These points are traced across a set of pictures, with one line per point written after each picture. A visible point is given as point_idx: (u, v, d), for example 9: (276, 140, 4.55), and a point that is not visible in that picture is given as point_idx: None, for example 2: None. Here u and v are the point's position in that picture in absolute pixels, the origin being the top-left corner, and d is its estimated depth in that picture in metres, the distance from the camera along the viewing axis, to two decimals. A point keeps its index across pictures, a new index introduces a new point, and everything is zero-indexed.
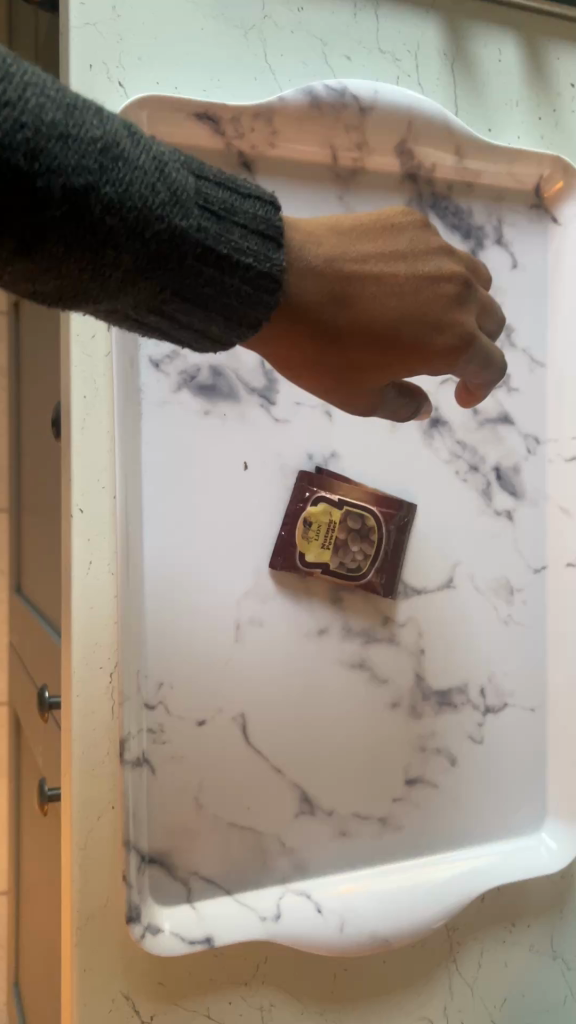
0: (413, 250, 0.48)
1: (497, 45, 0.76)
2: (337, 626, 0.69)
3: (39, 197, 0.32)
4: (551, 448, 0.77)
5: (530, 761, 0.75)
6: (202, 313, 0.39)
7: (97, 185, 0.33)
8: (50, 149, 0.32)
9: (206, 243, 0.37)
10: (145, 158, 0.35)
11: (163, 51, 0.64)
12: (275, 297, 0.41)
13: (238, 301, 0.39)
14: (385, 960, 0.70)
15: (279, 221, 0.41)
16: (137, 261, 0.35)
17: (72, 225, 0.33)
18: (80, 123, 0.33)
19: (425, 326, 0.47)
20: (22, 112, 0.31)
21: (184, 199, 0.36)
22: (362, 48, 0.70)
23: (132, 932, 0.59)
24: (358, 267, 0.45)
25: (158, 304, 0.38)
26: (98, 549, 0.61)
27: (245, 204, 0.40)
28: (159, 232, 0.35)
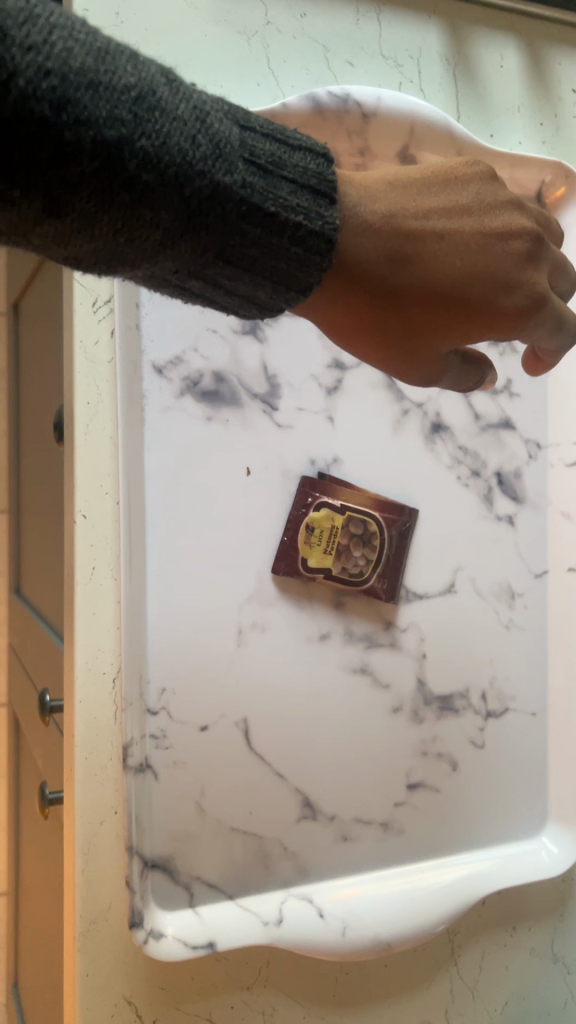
0: (480, 207, 0.47)
1: (499, 50, 0.76)
2: (339, 631, 0.69)
3: (68, 151, 0.30)
4: (552, 453, 0.78)
5: (531, 765, 0.76)
6: (246, 273, 0.38)
7: (131, 138, 0.31)
8: (78, 99, 0.30)
9: (251, 201, 0.35)
10: (184, 108, 0.33)
11: (166, 56, 0.64)
12: (324, 258, 0.39)
13: (284, 261, 0.38)
14: (386, 963, 0.70)
15: (329, 177, 0.40)
16: (177, 218, 0.33)
17: (105, 181, 0.31)
18: (111, 70, 0.31)
19: (494, 285, 0.45)
20: (47, 59, 0.29)
21: (228, 152, 0.34)
22: (365, 54, 0.71)
23: (135, 938, 0.59)
24: (419, 225, 0.44)
25: (200, 262, 0.36)
26: (101, 555, 0.61)
27: (295, 157, 0.38)
28: (200, 188, 0.33)
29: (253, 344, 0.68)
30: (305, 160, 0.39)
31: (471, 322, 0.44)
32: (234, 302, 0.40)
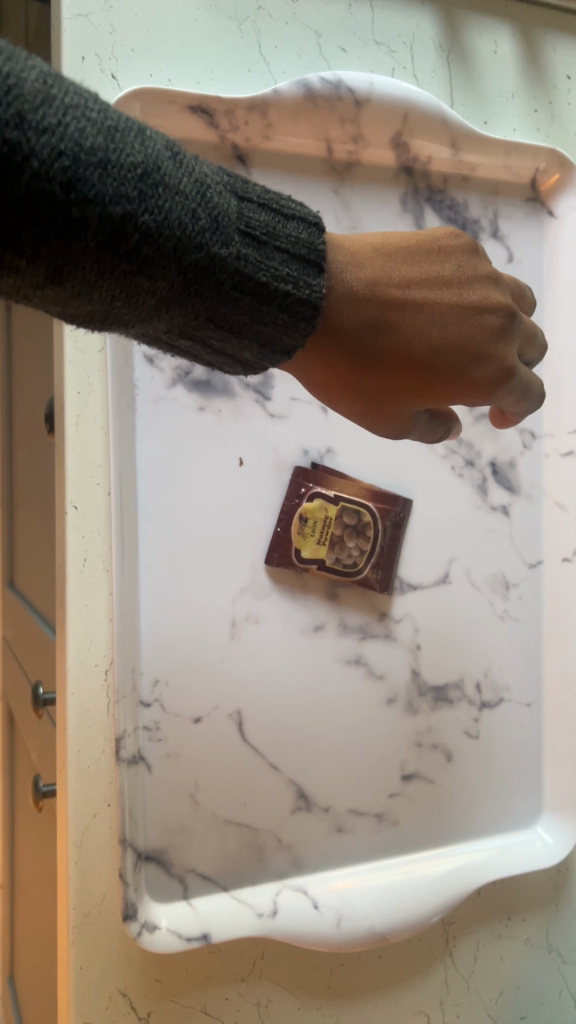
0: (460, 278, 0.47)
1: (493, 37, 0.75)
2: (333, 622, 0.68)
3: (74, 225, 0.30)
4: (547, 443, 0.77)
5: (526, 757, 0.75)
6: (235, 338, 0.38)
7: (135, 213, 0.31)
8: (87, 178, 0.30)
9: (244, 273, 0.36)
10: (186, 181, 0.34)
11: (157, 42, 0.63)
12: (311, 325, 0.39)
13: (271, 327, 0.38)
14: (381, 955, 0.70)
15: (321, 246, 0.40)
16: (172, 288, 0.34)
17: (106, 253, 0.31)
18: (120, 148, 0.31)
19: (467, 356, 0.45)
20: (60, 140, 0.29)
21: (225, 226, 0.35)
22: (357, 40, 0.70)
23: (128, 929, 0.59)
24: (400, 295, 0.44)
25: (192, 326, 0.37)
26: (93, 546, 0.61)
27: (288, 227, 0.39)
28: (197, 260, 0.34)
29: None
30: (298, 230, 0.39)
31: (443, 391, 0.45)
32: (219, 361, 0.40)
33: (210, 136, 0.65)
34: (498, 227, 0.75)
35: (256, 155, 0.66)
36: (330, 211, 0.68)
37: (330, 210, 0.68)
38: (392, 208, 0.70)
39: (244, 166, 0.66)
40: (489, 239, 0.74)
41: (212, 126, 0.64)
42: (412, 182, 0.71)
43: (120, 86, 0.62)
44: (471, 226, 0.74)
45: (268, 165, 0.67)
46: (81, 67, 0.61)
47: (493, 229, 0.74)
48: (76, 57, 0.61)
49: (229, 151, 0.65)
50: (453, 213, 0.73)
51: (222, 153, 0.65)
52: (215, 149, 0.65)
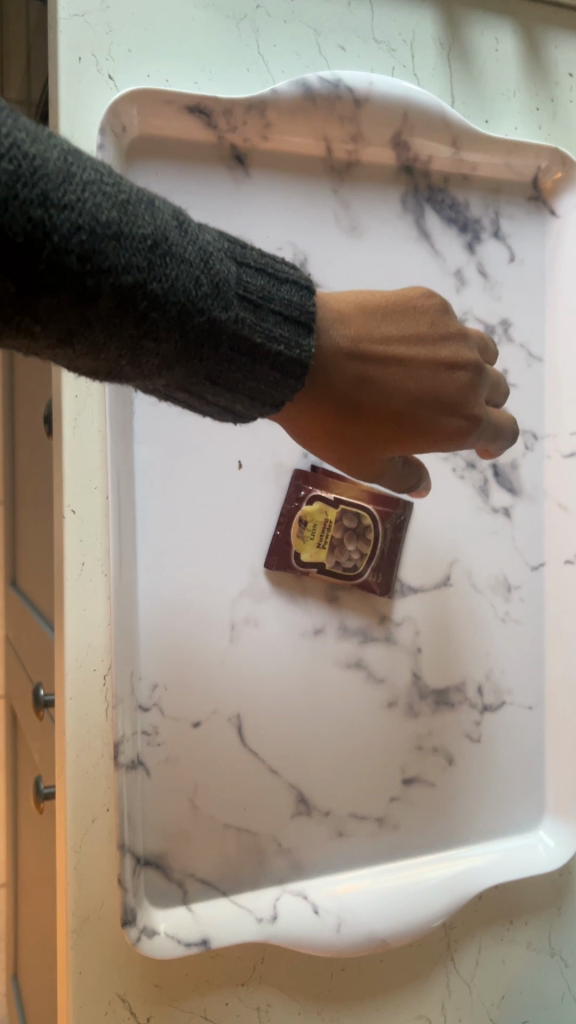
0: (433, 335, 0.50)
1: (494, 34, 0.74)
2: (333, 625, 0.68)
3: (87, 293, 0.32)
4: (549, 443, 0.76)
5: (528, 760, 0.75)
6: (229, 391, 0.41)
7: (144, 281, 0.34)
8: (102, 250, 0.32)
9: (240, 335, 0.39)
10: (191, 249, 0.36)
11: (154, 42, 0.63)
12: (299, 380, 0.42)
13: (262, 383, 0.41)
14: (382, 959, 0.69)
15: (311, 307, 0.43)
16: (175, 348, 0.36)
17: (116, 318, 0.33)
18: (132, 219, 0.33)
19: (439, 409, 0.49)
20: (79, 215, 0.31)
21: (225, 291, 0.37)
22: (357, 38, 0.69)
23: (127, 935, 0.59)
24: (382, 351, 0.47)
25: (190, 381, 0.39)
26: (91, 549, 0.61)
27: (282, 289, 0.41)
28: (198, 324, 0.36)
29: None
30: (291, 291, 0.42)
31: (420, 440, 0.48)
32: (212, 410, 0.43)
33: (208, 136, 0.64)
34: (499, 227, 0.74)
35: (254, 155, 0.66)
36: (330, 211, 0.68)
37: (330, 211, 0.68)
38: (392, 208, 0.70)
39: (243, 166, 0.65)
40: (490, 239, 0.74)
41: (210, 127, 0.63)
42: (413, 182, 0.71)
43: (117, 86, 0.62)
44: (472, 225, 0.73)
45: (267, 166, 0.66)
46: (78, 67, 0.61)
47: (494, 228, 0.74)
48: (73, 57, 0.60)
49: (227, 151, 0.65)
50: (454, 212, 0.72)
51: (220, 154, 0.65)
52: (213, 149, 0.64)
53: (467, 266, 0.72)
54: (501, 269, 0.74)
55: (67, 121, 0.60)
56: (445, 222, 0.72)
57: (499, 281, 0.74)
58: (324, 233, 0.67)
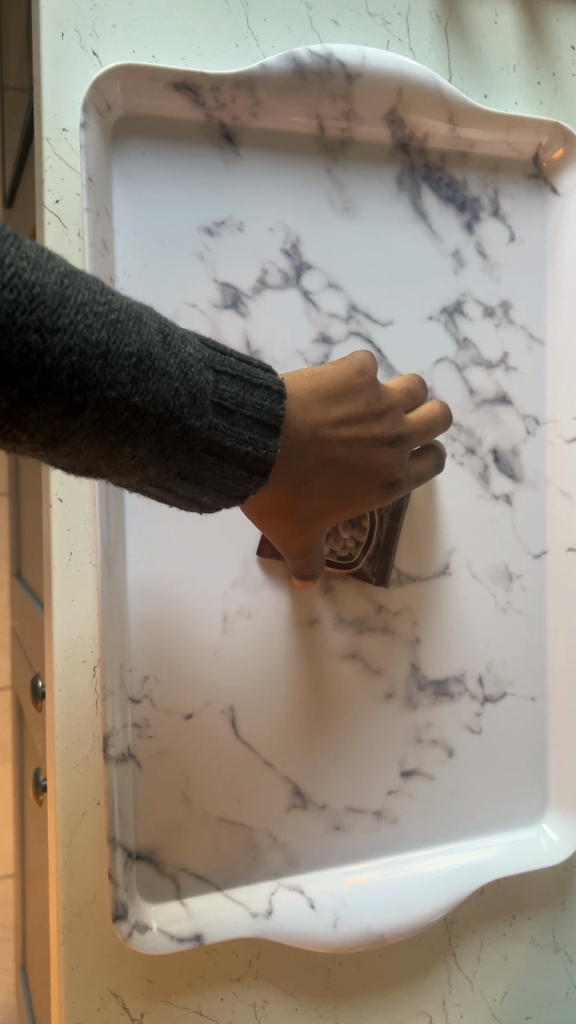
0: (375, 408, 0.50)
1: (493, 6, 0.72)
2: (329, 615, 0.67)
3: (73, 408, 0.32)
4: (551, 429, 0.74)
5: (529, 753, 0.73)
6: (199, 489, 0.40)
7: (127, 397, 0.33)
8: (90, 369, 0.32)
9: (214, 442, 0.38)
10: (172, 363, 0.35)
11: (139, 17, 0.61)
12: (265, 479, 0.42)
13: (232, 483, 0.40)
14: (381, 954, 0.68)
15: (281, 412, 0.42)
16: (152, 455, 0.36)
17: (99, 429, 0.33)
18: (120, 338, 0.33)
19: (374, 481, 0.50)
20: (71, 338, 0.31)
21: (202, 401, 0.37)
22: (350, 11, 0.67)
23: (119, 931, 0.58)
24: (332, 436, 0.46)
25: (165, 481, 0.38)
26: (79, 539, 0.59)
27: (255, 396, 0.41)
28: (175, 433, 0.36)
29: (235, 318, 0.64)
30: (263, 396, 0.42)
31: (357, 508, 0.50)
32: (183, 505, 0.42)
33: (196, 114, 0.63)
34: (498, 206, 0.72)
35: (245, 133, 0.64)
36: (323, 190, 0.66)
37: (322, 191, 0.66)
38: (387, 187, 0.68)
39: (232, 145, 0.64)
40: (490, 218, 0.72)
41: (198, 104, 0.62)
42: (409, 160, 0.69)
43: (101, 63, 0.60)
44: (471, 204, 0.71)
45: (257, 144, 0.65)
46: (61, 44, 0.59)
47: (493, 208, 0.72)
48: (56, 34, 0.59)
49: (216, 130, 0.63)
50: (452, 192, 0.71)
51: (209, 132, 0.63)
52: (202, 128, 0.63)
53: (465, 247, 0.71)
54: (501, 249, 0.72)
55: (50, 100, 0.59)
56: (442, 201, 0.70)
57: (499, 261, 0.72)
58: (317, 213, 0.66)
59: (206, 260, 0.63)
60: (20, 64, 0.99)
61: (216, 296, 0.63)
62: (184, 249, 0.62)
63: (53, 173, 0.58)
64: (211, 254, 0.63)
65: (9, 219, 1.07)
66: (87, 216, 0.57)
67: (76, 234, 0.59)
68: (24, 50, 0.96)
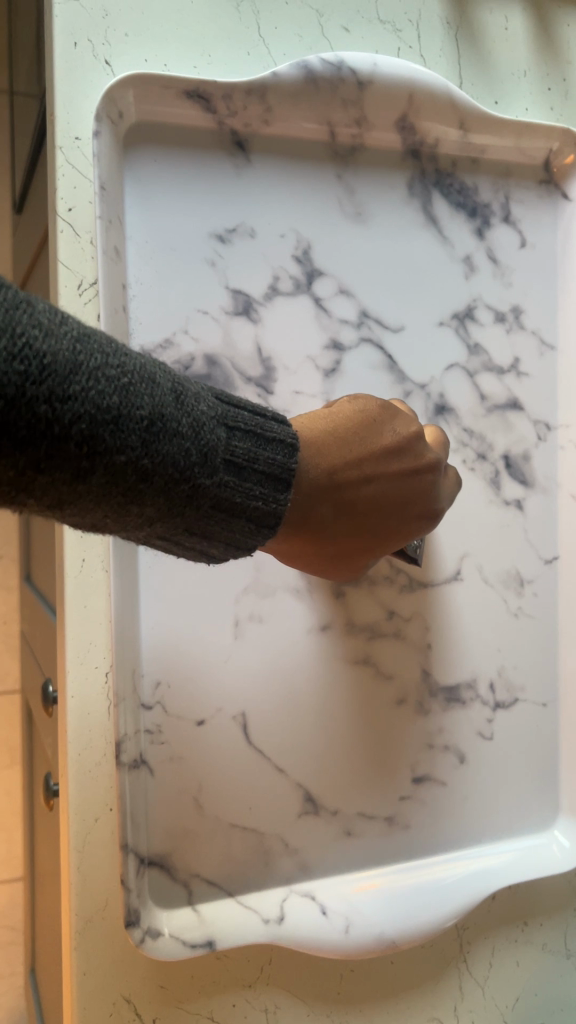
0: (400, 444, 0.49)
1: (504, 13, 0.72)
2: (340, 622, 0.67)
3: (81, 474, 0.32)
4: (562, 434, 0.74)
5: (542, 759, 0.73)
6: (207, 543, 0.40)
7: (136, 461, 0.33)
8: (99, 436, 0.32)
9: (223, 498, 0.38)
10: (184, 424, 0.35)
11: (151, 26, 0.61)
12: (274, 531, 0.42)
13: (239, 536, 0.41)
14: (393, 960, 0.68)
15: (292, 466, 0.42)
16: (158, 514, 0.36)
17: (107, 492, 0.33)
18: (132, 403, 0.33)
19: (403, 514, 0.49)
20: (82, 406, 0.31)
21: (213, 459, 0.37)
22: (361, 18, 0.67)
23: (131, 936, 0.58)
24: (354, 475, 0.46)
25: (172, 534, 0.39)
26: (92, 544, 0.60)
27: (268, 450, 0.41)
28: (183, 493, 0.36)
29: (246, 324, 0.64)
30: (276, 450, 0.42)
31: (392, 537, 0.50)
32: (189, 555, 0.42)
33: (208, 122, 0.63)
34: (509, 212, 0.72)
35: (256, 141, 0.64)
36: (334, 197, 0.66)
37: (334, 197, 0.66)
38: (398, 194, 0.68)
39: (243, 152, 0.64)
40: (501, 224, 0.72)
41: (210, 112, 0.62)
42: (420, 166, 0.69)
43: (114, 72, 0.60)
44: (481, 210, 0.71)
45: (269, 151, 0.65)
46: (74, 54, 0.59)
47: (504, 213, 0.72)
48: (69, 44, 0.59)
49: (228, 137, 0.63)
50: (462, 198, 0.71)
51: (221, 140, 0.63)
52: (213, 136, 0.63)
53: (476, 253, 0.71)
54: (511, 255, 0.72)
55: (63, 109, 0.59)
56: (453, 207, 0.70)
57: (509, 266, 0.72)
58: (328, 220, 0.66)
59: (217, 266, 0.63)
60: (30, 72, 0.99)
61: (228, 303, 0.63)
62: (196, 255, 0.62)
63: (66, 182, 0.59)
64: (223, 260, 0.63)
65: (19, 225, 1.08)
66: (101, 225, 0.57)
67: (89, 243, 0.59)
68: (35, 57, 0.97)
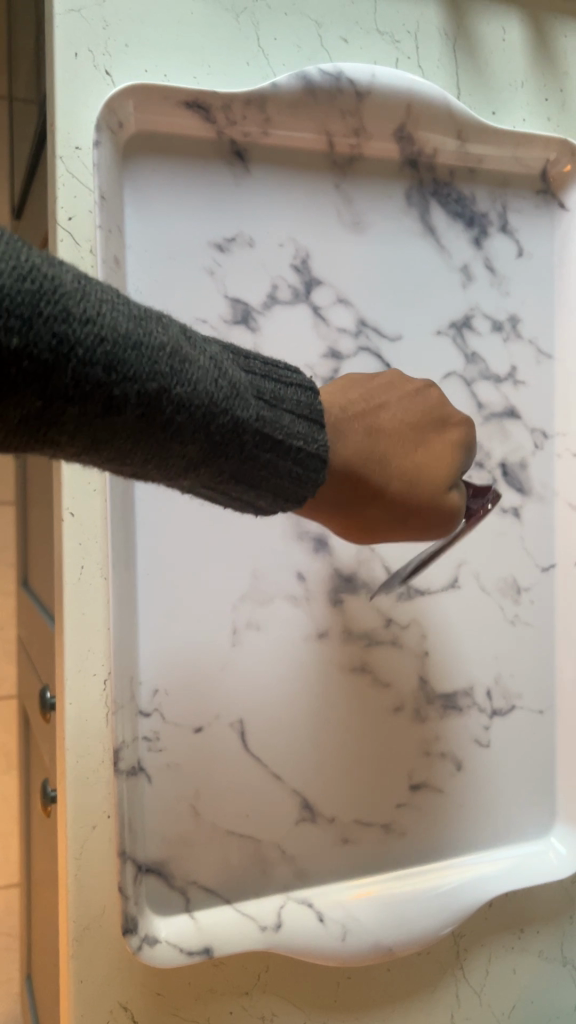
0: (397, 381, 0.52)
1: (501, 24, 0.73)
2: (338, 629, 0.67)
3: (114, 403, 0.31)
4: (559, 442, 0.74)
5: (538, 766, 0.73)
6: (252, 488, 0.40)
7: (168, 388, 0.33)
8: (126, 361, 0.31)
9: (262, 432, 0.38)
10: (204, 358, 0.36)
11: (151, 37, 0.62)
12: (317, 471, 0.42)
13: (285, 477, 0.41)
14: (389, 967, 0.68)
15: (315, 407, 0.43)
16: (200, 450, 0.36)
17: (144, 424, 0.33)
18: (149, 331, 0.33)
19: (437, 428, 0.51)
20: (101, 327, 0.31)
21: (242, 392, 0.37)
22: (360, 29, 0.68)
23: (129, 944, 0.58)
24: (369, 406, 0.49)
25: (215, 480, 0.38)
26: (90, 553, 0.60)
27: (289, 392, 0.42)
28: (222, 425, 0.36)
29: (244, 332, 0.64)
30: (297, 393, 0.42)
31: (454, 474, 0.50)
32: (235, 509, 0.41)
33: (207, 132, 0.63)
34: (507, 221, 0.72)
35: (255, 150, 0.65)
36: (332, 206, 0.66)
37: (332, 207, 0.66)
38: (396, 203, 0.69)
39: (242, 162, 0.64)
40: (498, 233, 0.72)
41: (209, 122, 0.63)
42: (418, 175, 0.70)
43: (114, 82, 0.61)
44: (479, 219, 0.71)
45: (267, 160, 0.65)
46: (74, 64, 0.60)
47: (502, 223, 0.72)
48: (69, 54, 0.60)
49: (227, 147, 0.64)
50: (460, 207, 0.71)
51: (220, 150, 0.64)
52: (212, 146, 0.64)
53: (474, 262, 0.71)
54: (508, 264, 0.72)
55: (64, 119, 0.59)
56: (451, 216, 0.71)
57: (507, 275, 0.72)
58: (327, 229, 0.66)
59: (216, 275, 0.63)
60: (30, 79, 1.00)
61: (226, 312, 0.63)
62: (195, 264, 0.63)
63: (66, 192, 0.59)
64: (221, 270, 0.63)
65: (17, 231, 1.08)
66: (101, 235, 0.57)
67: (89, 252, 0.59)
68: (35, 65, 0.97)
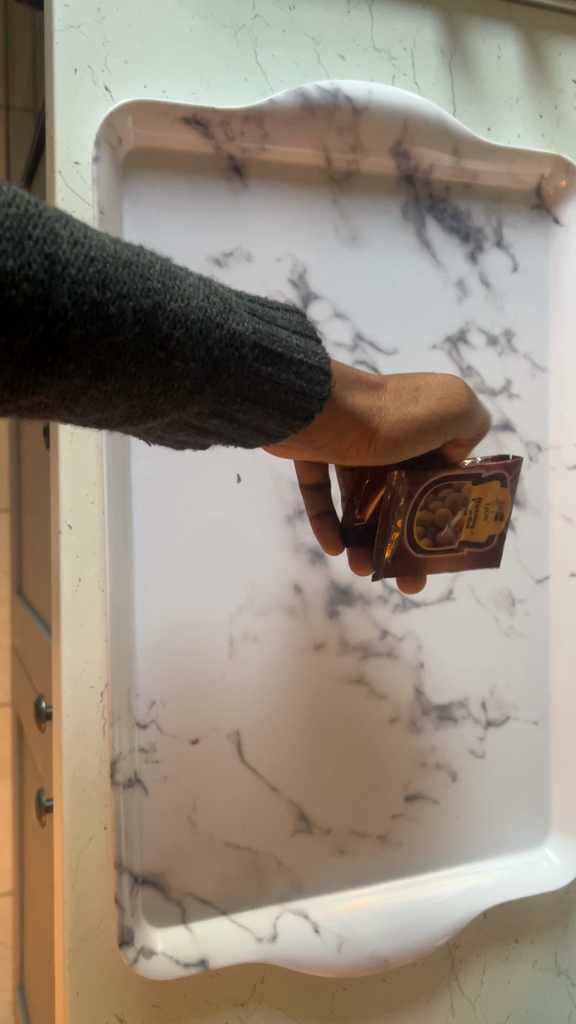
0: None
1: (496, 41, 0.74)
2: (334, 640, 0.67)
3: (112, 322, 0.31)
4: (554, 455, 0.75)
5: (533, 777, 0.73)
6: (260, 407, 0.40)
7: (163, 304, 0.33)
8: (118, 278, 0.31)
9: (260, 345, 0.39)
10: (191, 277, 0.36)
11: (150, 54, 0.62)
12: (319, 383, 0.42)
13: (290, 392, 0.41)
14: (385, 978, 0.68)
15: (307, 324, 0.43)
16: (203, 368, 0.35)
17: (144, 346, 0.32)
18: (132, 253, 0.33)
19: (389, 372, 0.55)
20: (88, 247, 0.31)
21: (233, 308, 0.38)
22: (356, 47, 0.69)
23: (125, 956, 0.58)
24: None
25: (220, 404, 0.38)
26: (87, 565, 0.59)
27: (279, 312, 0.42)
28: (220, 339, 0.36)
29: None
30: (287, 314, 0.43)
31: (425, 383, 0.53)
32: (245, 437, 0.41)
33: (205, 148, 0.64)
34: (502, 236, 0.73)
35: (253, 166, 0.65)
36: (330, 221, 0.67)
37: (329, 221, 0.67)
38: (393, 218, 0.69)
39: (241, 177, 0.65)
40: (493, 248, 0.73)
41: (207, 138, 0.63)
42: (414, 191, 0.70)
43: (113, 98, 0.61)
44: (474, 234, 0.72)
45: (265, 176, 0.66)
46: (74, 80, 0.60)
47: (497, 238, 0.73)
48: (69, 70, 0.60)
49: (225, 162, 0.64)
50: (456, 222, 0.72)
51: (218, 165, 0.64)
52: (210, 161, 0.64)
53: (469, 277, 0.72)
54: (503, 278, 0.73)
55: (63, 134, 0.60)
56: (446, 231, 0.71)
57: (502, 289, 0.73)
58: (324, 243, 0.67)
59: None
60: (28, 91, 1.00)
61: None
62: None
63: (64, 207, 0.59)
64: None
65: None
66: None
67: None
68: (33, 77, 0.98)
